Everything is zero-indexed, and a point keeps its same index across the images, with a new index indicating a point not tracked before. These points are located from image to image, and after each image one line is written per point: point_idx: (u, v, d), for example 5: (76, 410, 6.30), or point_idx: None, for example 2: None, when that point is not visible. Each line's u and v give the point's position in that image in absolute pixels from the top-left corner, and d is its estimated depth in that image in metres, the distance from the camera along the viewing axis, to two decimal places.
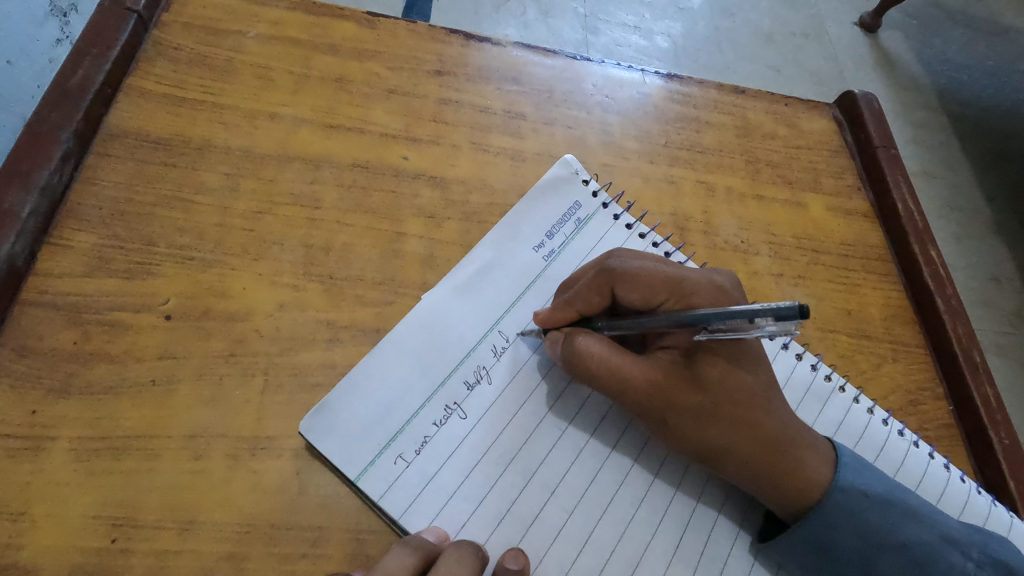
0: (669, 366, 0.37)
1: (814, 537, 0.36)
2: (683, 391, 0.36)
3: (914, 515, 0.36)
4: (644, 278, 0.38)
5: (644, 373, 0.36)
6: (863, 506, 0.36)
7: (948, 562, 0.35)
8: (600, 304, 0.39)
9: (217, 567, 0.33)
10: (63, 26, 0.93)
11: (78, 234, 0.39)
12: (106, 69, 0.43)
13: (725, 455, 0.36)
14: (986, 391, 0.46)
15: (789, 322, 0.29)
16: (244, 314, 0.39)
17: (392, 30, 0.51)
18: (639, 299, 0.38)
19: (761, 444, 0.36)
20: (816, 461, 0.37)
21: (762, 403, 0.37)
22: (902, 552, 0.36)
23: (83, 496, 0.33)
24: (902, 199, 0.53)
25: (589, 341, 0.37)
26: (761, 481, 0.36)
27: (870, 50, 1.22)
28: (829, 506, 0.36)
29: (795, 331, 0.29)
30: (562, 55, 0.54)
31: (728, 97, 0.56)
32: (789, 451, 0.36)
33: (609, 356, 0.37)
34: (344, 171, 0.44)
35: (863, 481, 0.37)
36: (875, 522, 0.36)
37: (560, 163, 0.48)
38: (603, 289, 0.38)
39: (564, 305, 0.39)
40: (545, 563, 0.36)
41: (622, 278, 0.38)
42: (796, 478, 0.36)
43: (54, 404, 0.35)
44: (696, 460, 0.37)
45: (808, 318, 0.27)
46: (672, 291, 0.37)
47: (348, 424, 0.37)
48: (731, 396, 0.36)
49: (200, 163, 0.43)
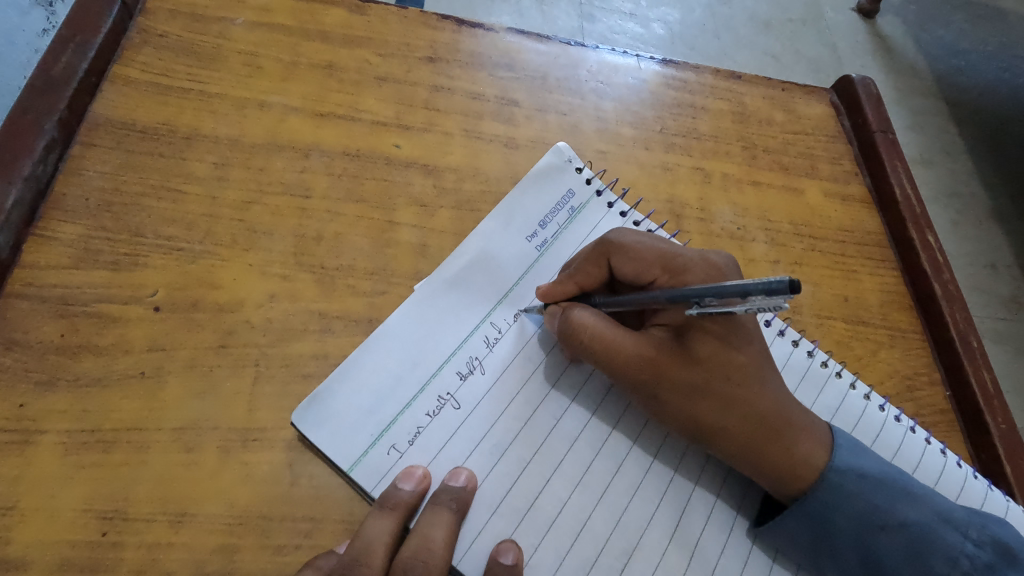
0: (660, 342, 0.36)
1: (812, 517, 0.36)
2: (674, 366, 0.36)
3: (911, 495, 0.36)
4: (639, 252, 0.38)
5: (638, 349, 0.36)
6: (859, 488, 0.36)
7: (946, 543, 0.35)
8: (598, 277, 0.40)
9: (210, 560, 0.33)
10: (50, 15, 0.91)
11: (63, 225, 0.38)
12: (90, 57, 0.42)
13: (719, 433, 0.36)
14: (983, 377, 0.46)
15: (778, 298, 0.28)
16: (234, 305, 0.38)
17: (382, 16, 0.50)
18: (633, 273, 0.39)
19: (757, 422, 0.36)
20: (810, 443, 0.36)
21: (755, 380, 0.36)
22: (900, 532, 0.35)
23: (73, 489, 0.33)
24: (900, 184, 0.53)
25: (584, 315, 0.37)
26: (755, 462, 0.36)
27: (868, 35, 1.21)
28: (824, 488, 0.36)
29: (783, 308, 0.28)
30: (556, 41, 0.53)
31: (724, 82, 0.55)
32: (783, 431, 0.36)
33: (602, 329, 0.37)
34: (336, 160, 0.44)
35: (859, 463, 0.37)
36: (872, 502, 0.36)
37: (553, 151, 0.47)
38: (600, 261, 0.39)
39: (565, 278, 0.40)
40: (540, 552, 0.36)
41: (618, 250, 0.39)
42: (791, 458, 0.36)
43: (42, 397, 0.34)
44: (691, 438, 0.37)
45: (798, 293, 0.26)
46: (665, 266, 0.38)
47: (341, 415, 0.36)
48: (723, 372, 0.36)
49: (188, 152, 0.42)
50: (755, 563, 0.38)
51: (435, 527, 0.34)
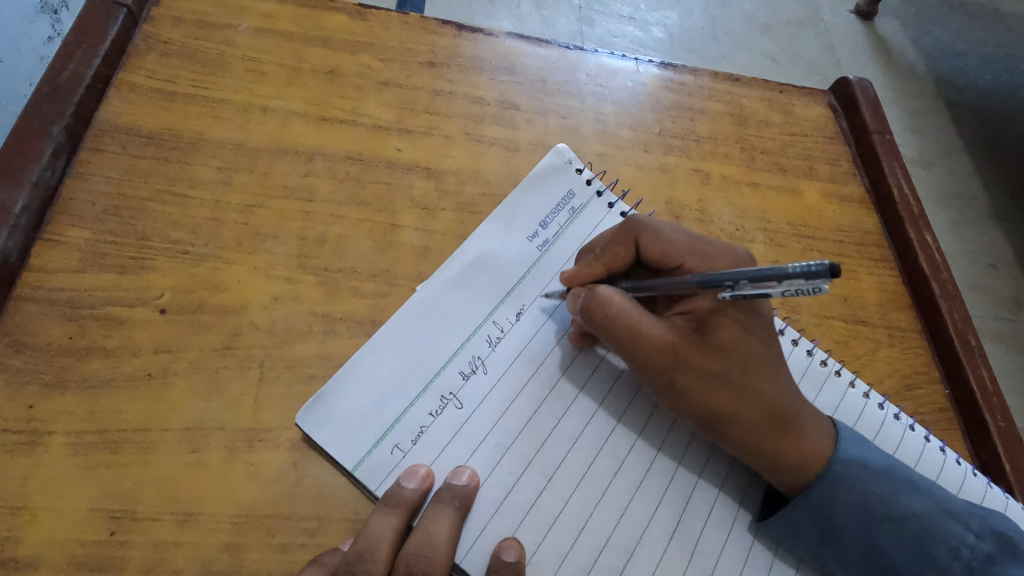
0: (683, 329, 0.37)
1: (816, 510, 0.36)
2: (697, 352, 0.37)
3: (914, 486, 0.37)
4: (668, 236, 0.40)
5: (661, 333, 0.37)
6: (864, 479, 0.36)
7: (948, 533, 0.36)
8: (625, 258, 0.41)
9: (216, 558, 0.33)
10: (54, 23, 0.92)
11: (70, 230, 0.39)
12: (96, 64, 0.43)
13: (733, 422, 0.36)
14: (982, 374, 0.46)
15: (819, 282, 0.29)
16: (238, 307, 0.39)
17: (383, 21, 0.51)
18: (660, 254, 0.40)
19: (772, 412, 0.37)
20: (820, 433, 0.37)
21: (771, 372, 0.37)
22: (904, 524, 0.36)
23: (81, 489, 0.33)
24: (897, 184, 0.53)
25: (612, 291, 0.37)
26: (765, 452, 0.36)
27: (866, 37, 1.21)
28: (831, 479, 0.36)
29: (822, 292, 0.29)
30: (555, 45, 0.54)
31: (722, 84, 0.56)
32: (795, 421, 0.37)
33: (629, 309, 0.37)
34: (338, 164, 0.44)
35: (863, 454, 0.37)
36: (876, 493, 0.36)
37: (553, 152, 0.48)
38: (627, 240, 0.41)
39: (591, 260, 0.41)
40: (542, 551, 0.36)
41: (648, 232, 0.40)
42: (799, 448, 0.36)
43: (50, 398, 0.35)
44: (702, 427, 0.37)
45: (839, 277, 0.27)
46: (694, 251, 0.40)
47: (345, 415, 0.37)
48: (742, 362, 0.37)
49: (193, 156, 0.42)
50: (759, 554, 0.38)
51: (439, 523, 0.34)
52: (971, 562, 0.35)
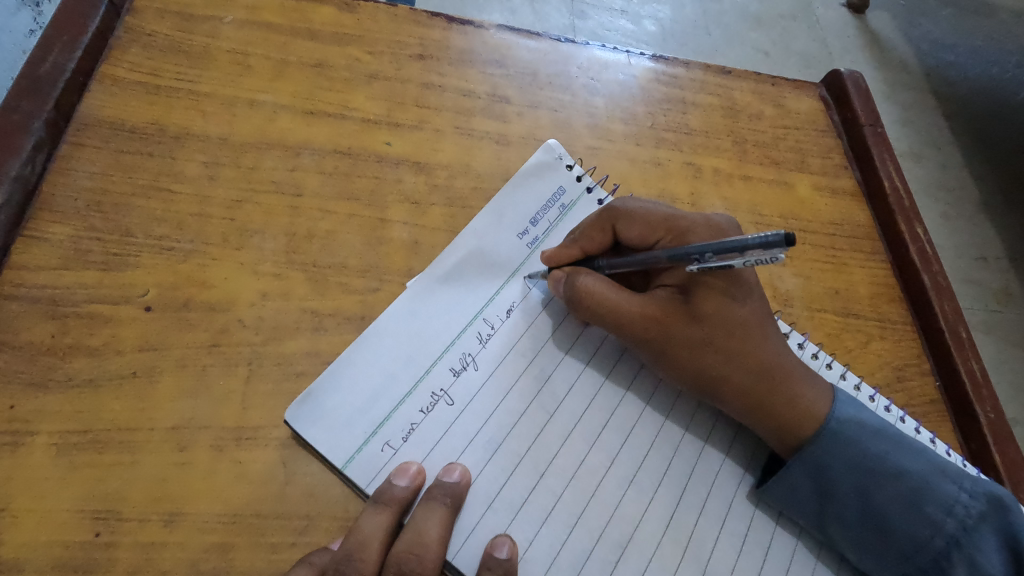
0: (665, 302, 0.39)
1: (815, 466, 0.38)
2: (681, 324, 0.38)
3: (908, 446, 0.38)
4: (644, 216, 0.40)
5: (644, 309, 0.38)
6: (860, 436, 0.38)
7: (942, 491, 0.37)
8: (603, 241, 0.41)
9: (205, 558, 0.33)
10: (37, 16, 0.90)
11: (52, 226, 0.38)
12: (77, 57, 0.42)
13: (724, 387, 0.38)
14: (972, 366, 0.46)
15: (775, 251, 0.30)
16: (225, 304, 0.38)
17: (372, 14, 0.50)
18: (638, 236, 0.40)
19: (760, 374, 0.38)
20: (813, 393, 0.39)
21: (757, 336, 0.39)
22: (899, 481, 0.37)
23: (65, 490, 0.32)
24: (888, 177, 0.53)
25: (588, 280, 0.39)
26: (758, 416, 0.38)
27: (858, 30, 1.21)
28: (826, 436, 0.38)
29: (780, 259, 0.31)
30: (546, 38, 0.53)
31: (714, 77, 0.56)
32: (785, 383, 0.38)
33: (608, 294, 0.39)
34: (327, 158, 0.44)
35: (858, 413, 0.39)
36: (872, 450, 0.38)
37: (543, 150, 0.47)
38: (605, 226, 0.41)
39: (570, 244, 0.42)
40: (535, 546, 0.36)
41: (624, 215, 0.41)
42: (794, 409, 0.38)
43: (33, 398, 0.34)
44: (697, 393, 0.39)
45: (795, 244, 0.28)
46: (670, 228, 0.40)
47: (336, 412, 0.36)
48: (725, 328, 0.38)
49: (178, 151, 0.42)
50: (753, 539, 0.39)
51: (430, 522, 0.34)
52: (964, 520, 0.36)
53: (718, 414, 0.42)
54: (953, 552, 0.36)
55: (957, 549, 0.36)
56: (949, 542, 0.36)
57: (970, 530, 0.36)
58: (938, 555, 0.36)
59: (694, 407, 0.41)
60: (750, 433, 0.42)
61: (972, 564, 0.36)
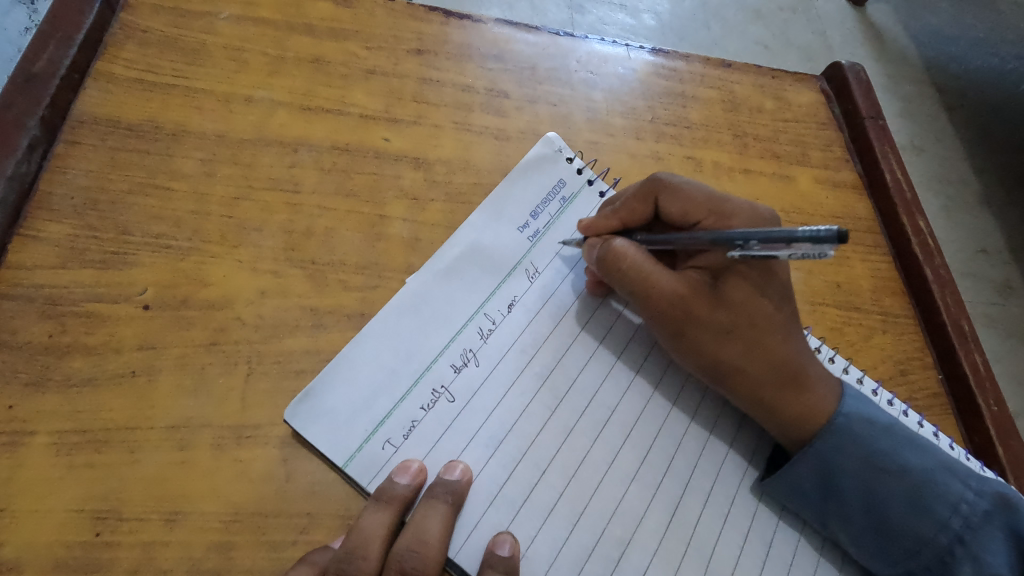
0: (695, 282, 0.39)
1: (822, 460, 0.38)
2: (705, 308, 0.38)
3: (915, 443, 0.38)
4: (688, 194, 0.40)
5: (673, 285, 0.38)
6: (868, 432, 0.38)
7: (947, 488, 0.37)
8: (643, 214, 0.41)
9: (206, 557, 0.32)
10: (32, 13, 0.90)
11: (49, 225, 0.38)
12: (72, 54, 0.42)
13: (737, 375, 0.38)
14: (975, 359, 0.46)
15: (823, 246, 0.30)
16: (223, 302, 0.38)
17: (369, 9, 0.50)
18: (679, 213, 0.41)
19: (775, 366, 0.38)
20: (825, 390, 0.39)
21: (779, 330, 0.39)
22: (905, 477, 0.37)
23: (64, 490, 0.32)
24: (891, 169, 0.53)
25: (626, 245, 0.39)
26: (765, 408, 0.38)
27: (859, 22, 1.21)
28: (833, 430, 0.38)
29: (826, 255, 0.30)
30: (545, 31, 0.53)
31: (714, 70, 0.55)
32: (798, 377, 0.38)
33: (643, 262, 0.38)
34: (324, 155, 0.43)
35: (866, 409, 0.39)
36: (879, 446, 0.38)
37: (542, 142, 0.47)
38: (648, 198, 0.41)
39: (610, 214, 0.42)
40: (536, 544, 0.35)
41: (668, 189, 0.41)
42: (802, 404, 0.38)
43: (31, 397, 0.34)
44: (706, 376, 0.39)
45: (844, 241, 0.28)
46: (712, 210, 0.40)
47: (337, 410, 0.36)
48: (748, 317, 0.38)
49: (175, 148, 0.41)
50: (756, 535, 0.38)
51: (431, 519, 0.34)
52: (969, 518, 0.36)
53: (720, 409, 0.41)
54: (957, 549, 0.36)
55: (961, 546, 0.36)
56: (953, 539, 0.36)
57: (975, 528, 0.36)
58: (942, 552, 0.36)
59: (696, 401, 0.41)
60: (753, 427, 0.41)
61: (976, 561, 0.35)
